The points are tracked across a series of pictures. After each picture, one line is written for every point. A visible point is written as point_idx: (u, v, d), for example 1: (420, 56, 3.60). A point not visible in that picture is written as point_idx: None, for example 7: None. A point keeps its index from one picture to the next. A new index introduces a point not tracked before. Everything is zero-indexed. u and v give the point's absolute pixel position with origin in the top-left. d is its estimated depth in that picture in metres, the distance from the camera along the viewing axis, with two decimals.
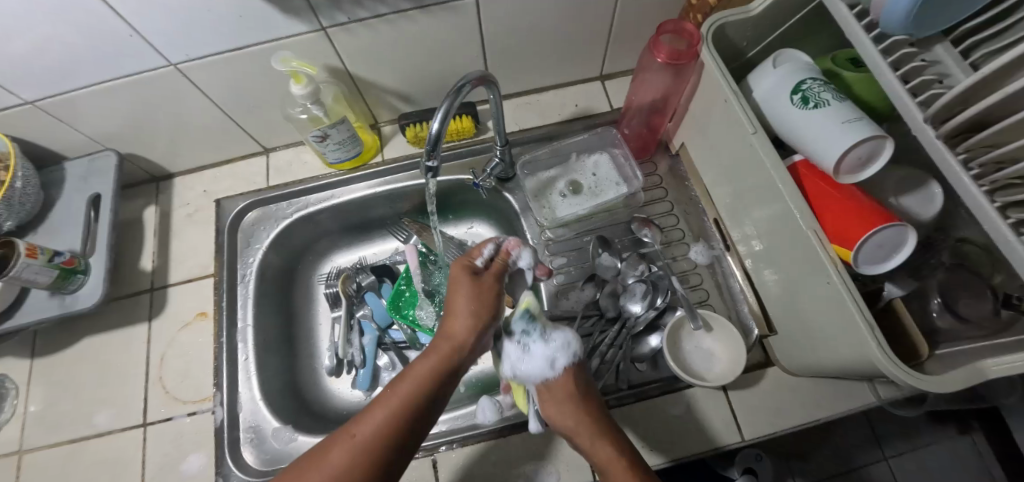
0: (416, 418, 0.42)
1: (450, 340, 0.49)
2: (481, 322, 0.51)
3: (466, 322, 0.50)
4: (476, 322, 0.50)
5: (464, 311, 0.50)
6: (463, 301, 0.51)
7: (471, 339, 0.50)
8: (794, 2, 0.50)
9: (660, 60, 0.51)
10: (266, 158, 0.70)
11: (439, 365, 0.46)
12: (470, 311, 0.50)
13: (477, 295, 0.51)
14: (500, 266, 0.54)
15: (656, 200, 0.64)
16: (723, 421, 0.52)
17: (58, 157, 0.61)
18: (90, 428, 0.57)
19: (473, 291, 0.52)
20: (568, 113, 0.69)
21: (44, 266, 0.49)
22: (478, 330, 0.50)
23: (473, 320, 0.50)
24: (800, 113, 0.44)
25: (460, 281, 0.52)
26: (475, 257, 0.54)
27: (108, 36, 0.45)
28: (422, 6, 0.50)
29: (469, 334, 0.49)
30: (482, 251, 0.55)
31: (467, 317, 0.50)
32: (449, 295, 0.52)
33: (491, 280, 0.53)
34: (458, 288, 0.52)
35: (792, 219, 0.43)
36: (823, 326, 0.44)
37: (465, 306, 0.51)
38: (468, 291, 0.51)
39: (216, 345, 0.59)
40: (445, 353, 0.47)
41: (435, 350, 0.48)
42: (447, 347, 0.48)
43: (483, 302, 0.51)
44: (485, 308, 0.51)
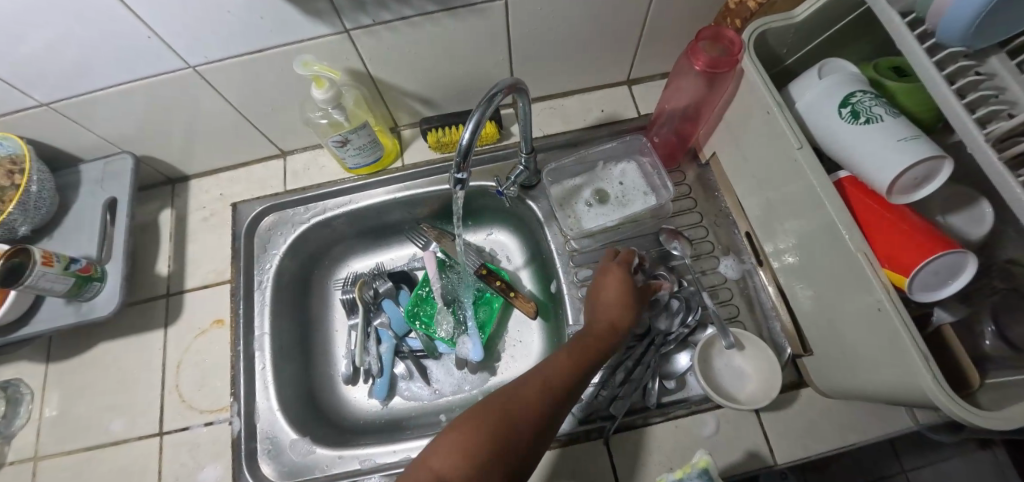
0: (572, 390, 0.40)
1: (609, 322, 0.47)
2: (632, 315, 0.48)
3: (620, 313, 0.47)
4: (630, 315, 0.47)
5: (616, 302, 0.48)
6: (618, 293, 0.49)
7: (622, 330, 0.46)
8: (840, 8, 0.48)
9: (699, 68, 0.49)
10: (283, 161, 0.68)
11: (594, 349, 0.43)
12: (623, 303, 0.48)
13: (630, 292, 0.49)
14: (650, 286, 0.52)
15: (684, 211, 0.62)
16: (754, 443, 0.50)
17: (73, 159, 0.59)
18: (106, 436, 0.56)
19: (626, 287, 0.49)
20: (593, 119, 0.67)
21: (60, 275, 0.47)
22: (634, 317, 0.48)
23: (626, 309, 0.47)
24: (849, 128, 0.42)
25: (616, 276, 0.51)
26: (628, 263, 0.53)
27: (126, 38, 0.43)
28: (449, 9, 0.48)
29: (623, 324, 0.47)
30: (630, 261, 0.54)
31: (622, 309, 0.48)
32: (602, 286, 0.51)
33: (645, 290, 0.52)
34: (613, 283, 0.50)
35: (840, 239, 0.41)
36: (866, 352, 0.42)
37: (617, 297, 0.49)
38: (622, 286, 0.49)
39: (232, 353, 0.58)
40: (601, 337, 0.45)
41: (592, 335, 0.45)
42: (600, 332, 0.45)
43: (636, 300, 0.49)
44: (637, 305, 0.49)
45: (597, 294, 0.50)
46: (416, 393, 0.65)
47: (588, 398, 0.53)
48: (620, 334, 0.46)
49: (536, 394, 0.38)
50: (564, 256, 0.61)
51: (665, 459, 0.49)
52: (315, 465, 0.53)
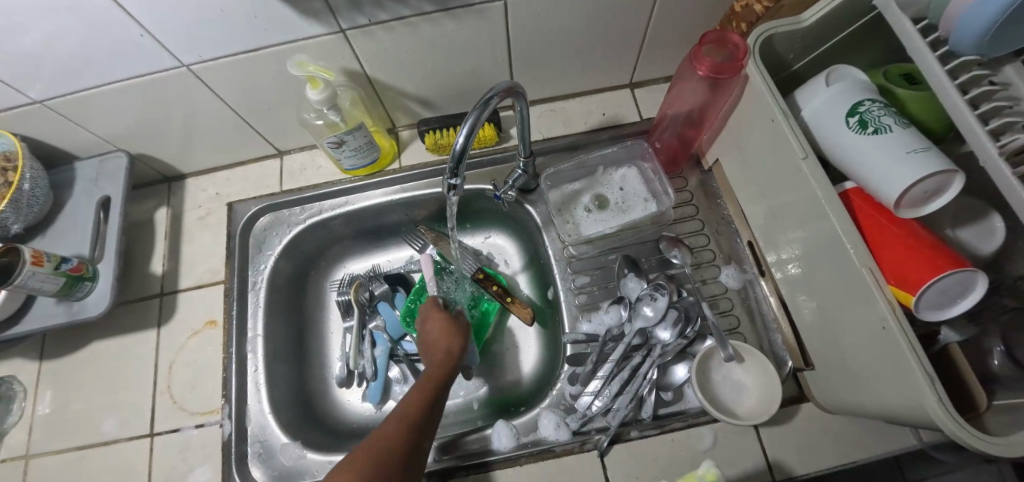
0: (419, 423, 0.41)
1: (443, 355, 0.50)
2: (458, 340, 0.53)
3: (447, 342, 0.52)
4: (450, 342, 0.52)
5: (444, 333, 0.53)
6: (439, 327, 0.54)
7: (457, 353, 0.51)
8: (850, 13, 0.46)
9: (701, 73, 0.47)
10: (279, 160, 0.68)
11: (436, 374, 0.47)
12: (444, 333, 0.53)
13: (450, 325, 0.55)
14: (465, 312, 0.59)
15: (686, 218, 0.60)
16: (753, 458, 0.49)
17: (68, 156, 0.59)
18: (97, 436, 0.56)
19: (451, 321, 0.55)
20: (595, 122, 0.65)
21: (50, 274, 0.47)
22: (459, 343, 0.52)
23: (450, 341, 0.52)
24: (857, 138, 0.41)
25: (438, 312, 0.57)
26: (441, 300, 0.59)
27: (116, 36, 0.42)
28: (447, 9, 0.47)
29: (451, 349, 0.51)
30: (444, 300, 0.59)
31: (440, 340, 0.52)
32: (424, 334, 0.55)
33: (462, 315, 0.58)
34: (438, 320, 0.55)
35: (845, 254, 0.39)
36: (868, 370, 0.40)
37: (440, 330, 0.54)
38: (443, 319, 0.55)
39: (224, 354, 0.57)
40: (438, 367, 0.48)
41: (431, 371, 0.48)
42: (437, 365, 0.49)
43: (446, 325, 0.54)
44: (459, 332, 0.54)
45: (426, 344, 0.54)
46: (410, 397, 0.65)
47: (582, 408, 0.52)
48: (456, 358, 0.50)
49: (388, 444, 0.38)
50: (562, 262, 0.59)
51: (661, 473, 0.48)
52: (305, 470, 0.53)
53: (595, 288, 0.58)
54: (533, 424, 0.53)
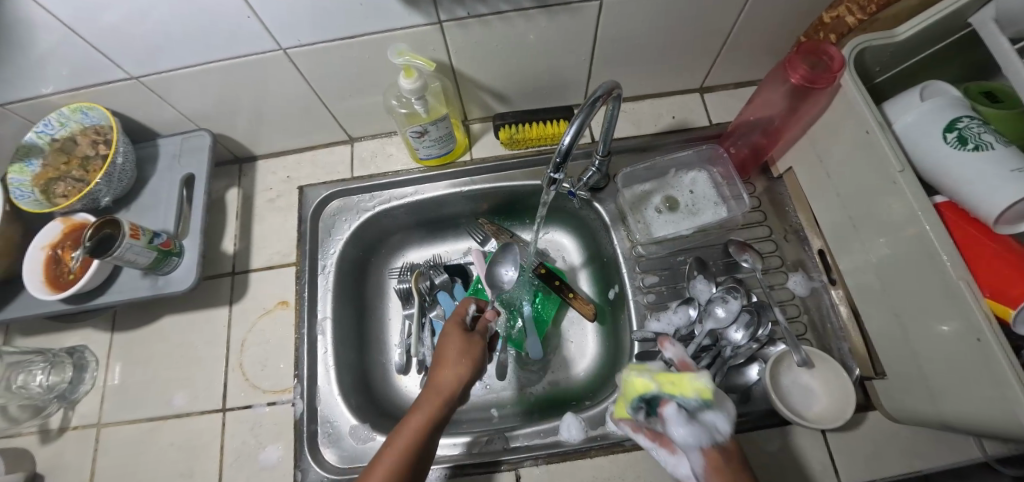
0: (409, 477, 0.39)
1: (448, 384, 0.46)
2: (466, 380, 0.48)
3: (453, 380, 0.47)
4: (455, 382, 0.47)
5: (452, 370, 0.48)
6: (449, 358, 0.49)
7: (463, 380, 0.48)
8: (941, 29, 0.47)
9: (794, 81, 0.48)
10: (350, 147, 0.69)
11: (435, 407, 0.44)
12: (454, 367, 0.48)
13: (466, 344, 0.51)
14: (484, 326, 0.54)
15: (753, 224, 0.62)
16: (821, 463, 0.50)
17: (151, 133, 0.60)
18: (168, 409, 0.57)
19: (467, 345, 0.51)
20: (664, 125, 0.66)
21: (145, 247, 0.48)
22: (469, 369, 0.49)
23: (463, 365, 0.48)
24: (954, 154, 0.41)
25: (454, 339, 0.51)
26: (463, 314, 0.55)
27: (227, 18, 0.43)
28: (544, 6, 0.48)
29: (455, 392, 0.46)
30: (466, 308, 0.56)
31: (448, 376, 0.47)
32: (438, 349, 0.51)
33: (477, 337, 0.52)
34: (452, 344, 0.50)
35: (939, 266, 0.39)
36: (951, 380, 0.41)
37: (450, 365, 0.48)
38: (456, 347, 0.50)
39: (297, 335, 0.59)
40: (429, 417, 0.43)
41: (432, 401, 0.44)
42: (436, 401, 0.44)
43: (455, 360, 0.49)
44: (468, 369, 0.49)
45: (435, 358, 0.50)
46: None
47: None
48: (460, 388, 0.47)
49: None
50: (630, 261, 0.60)
51: None
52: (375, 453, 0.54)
53: (663, 288, 0.59)
54: (601, 417, 0.54)
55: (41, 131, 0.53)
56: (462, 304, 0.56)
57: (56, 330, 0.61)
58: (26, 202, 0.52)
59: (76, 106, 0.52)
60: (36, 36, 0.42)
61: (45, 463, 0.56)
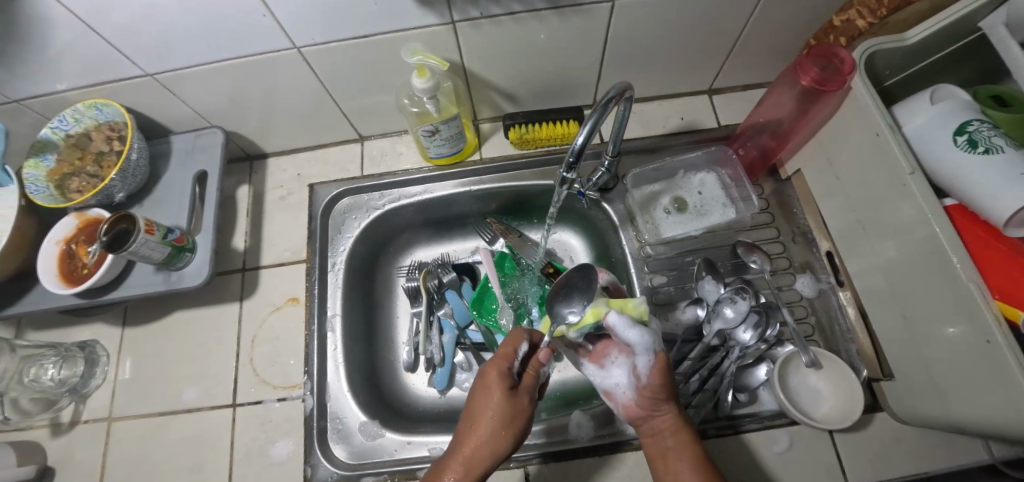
0: None
1: (482, 451, 0.45)
2: (503, 448, 0.45)
3: (490, 449, 0.45)
4: (491, 452, 0.45)
5: (491, 436, 0.45)
6: (488, 423, 0.45)
7: (500, 447, 0.45)
8: (951, 33, 0.47)
9: (804, 84, 0.48)
10: (360, 146, 0.69)
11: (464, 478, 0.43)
12: (492, 435, 0.45)
13: (508, 406, 0.46)
14: (531, 380, 0.49)
15: (762, 226, 0.62)
16: (828, 463, 0.50)
17: (164, 130, 0.61)
18: (179, 403, 0.57)
19: (508, 408, 0.46)
20: (673, 126, 0.67)
21: (159, 243, 0.48)
22: (508, 436, 0.45)
23: (501, 433, 0.45)
24: (965, 157, 0.42)
25: (495, 398, 0.47)
26: (510, 358, 0.49)
27: (243, 17, 0.44)
28: (557, 7, 0.48)
29: (489, 463, 0.44)
30: (515, 350, 0.50)
31: (484, 443, 0.45)
32: (476, 402, 0.47)
33: (523, 395, 0.48)
34: (494, 403, 0.46)
35: (949, 268, 0.39)
36: (960, 382, 0.41)
37: (490, 432, 0.45)
38: (499, 411, 0.46)
39: (307, 332, 0.59)
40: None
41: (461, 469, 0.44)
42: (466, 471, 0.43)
43: (495, 425, 0.45)
44: (509, 434, 0.46)
45: (469, 411, 0.47)
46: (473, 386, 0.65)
47: None
48: (495, 455, 0.45)
49: None
50: (639, 261, 0.61)
51: (737, 472, 0.50)
52: (385, 449, 0.54)
53: (672, 288, 0.60)
54: (609, 416, 0.54)
55: (56, 127, 0.53)
56: (511, 346, 0.50)
57: (68, 324, 0.62)
58: (40, 198, 0.52)
59: (91, 103, 0.52)
60: (55, 33, 0.43)
61: (56, 456, 0.56)
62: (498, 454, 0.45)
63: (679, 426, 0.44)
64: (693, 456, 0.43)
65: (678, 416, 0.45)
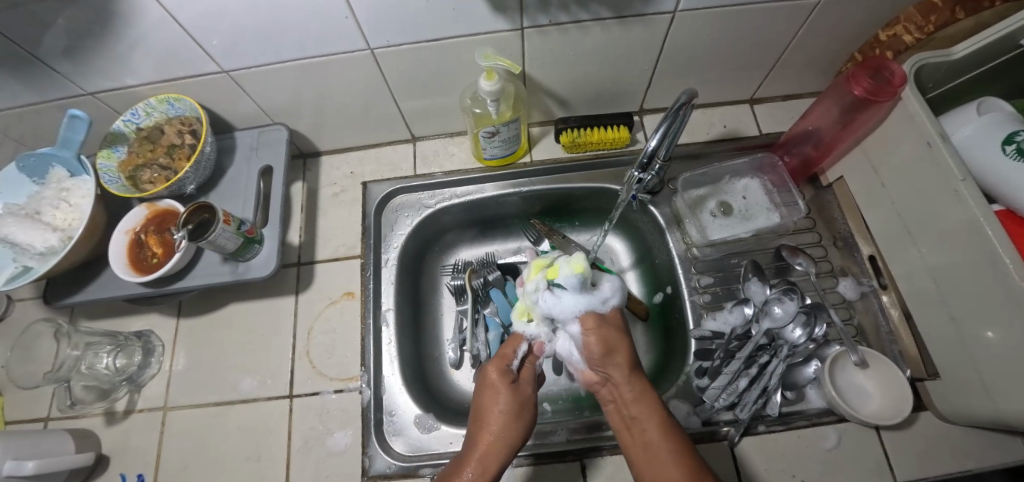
0: None
1: (495, 438, 0.46)
2: (516, 433, 0.47)
3: (504, 442, 0.46)
4: (506, 445, 0.46)
5: (500, 427, 0.47)
6: (501, 416, 0.48)
7: (513, 434, 0.47)
8: (993, 48, 0.50)
9: (856, 94, 0.50)
10: (412, 146, 0.71)
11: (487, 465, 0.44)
12: (505, 425, 0.47)
13: (512, 396, 0.50)
14: (528, 373, 0.55)
15: (803, 230, 0.65)
16: (875, 460, 0.52)
17: (228, 125, 0.63)
18: (235, 393, 0.58)
19: (512, 395, 0.50)
20: (716, 134, 0.70)
21: (234, 233, 0.50)
22: (519, 423, 0.48)
23: (515, 418, 0.48)
24: (1015, 165, 0.44)
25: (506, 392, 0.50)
26: (509, 358, 0.54)
27: (327, 16, 0.45)
28: (622, 17, 0.50)
29: (508, 446, 0.46)
30: (514, 351, 0.55)
31: (499, 435, 0.47)
32: (482, 397, 0.51)
33: (524, 386, 0.53)
34: (498, 392, 0.50)
35: (998, 268, 0.41)
36: (1005, 377, 0.43)
37: (504, 423, 0.47)
38: (509, 403, 0.49)
39: (363, 324, 0.60)
40: None
41: (481, 455, 0.45)
42: (486, 459, 0.44)
43: (507, 417, 0.48)
44: (519, 426, 0.49)
45: (477, 408, 0.50)
46: None
47: (708, 401, 0.55)
48: (512, 440, 0.47)
49: None
50: (687, 262, 0.63)
51: (785, 466, 0.52)
52: (440, 442, 0.55)
53: (718, 288, 0.62)
54: None
55: (128, 120, 0.55)
56: (510, 347, 0.55)
57: (123, 314, 0.63)
58: (115, 187, 0.54)
59: (164, 97, 0.54)
60: (143, 29, 0.45)
61: (110, 443, 0.56)
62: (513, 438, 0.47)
63: (648, 405, 0.47)
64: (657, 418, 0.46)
65: (634, 379, 0.49)
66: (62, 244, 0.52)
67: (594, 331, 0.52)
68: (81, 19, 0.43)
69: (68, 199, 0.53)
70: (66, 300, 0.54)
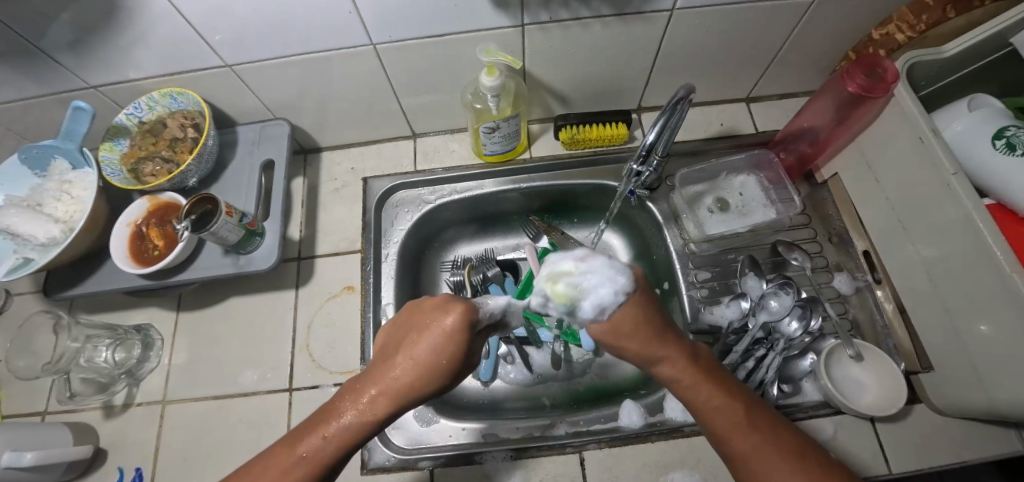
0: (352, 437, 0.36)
1: (415, 367, 0.36)
2: (439, 374, 0.36)
3: (423, 376, 0.36)
4: (423, 380, 0.36)
5: (426, 376, 0.36)
6: (436, 352, 0.36)
7: (433, 373, 0.36)
8: (984, 47, 0.51)
9: (850, 90, 0.51)
10: (412, 142, 0.72)
11: (397, 388, 0.36)
12: (437, 359, 0.36)
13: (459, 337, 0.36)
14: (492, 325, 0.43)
15: (800, 226, 0.66)
16: (871, 452, 0.52)
17: (231, 120, 0.64)
18: (234, 387, 0.58)
19: (456, 338, 0.36)
20: (713, 131, 0.71)
21: (236, 225, 0.51)
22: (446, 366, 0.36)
23: (450, 357, 0.36)
24: (1004, 159, 0.45)
25: (447, 334, 0.36)
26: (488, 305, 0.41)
27: (331, 10, 0.46)
28: (621, 14, 0.51)
29: (422, 379, 0.36)
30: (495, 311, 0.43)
31: (424, 369, 0.36)
32: (429, 314, 0.38)
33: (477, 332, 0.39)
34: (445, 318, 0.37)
35: (991, 260, 0.42)
36: (998, 368, 0.43)
37: (430, 358, 0.36)
38: (449, 344, 0.36)
39: (363, 317, 0.61)
40: (377, 407, 0.36)
41: (396, 374, 0.36)
42: (400, 381, 0.36)
43: (447, 374, 0.37)
44: (451, 368, 0.37)
45: (417, 322, 0.38)
46: (518, 378, 0.66)
47: None
48: (423, 377, 0.36)
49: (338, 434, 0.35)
50: (684, 257, 0.64)
51: None
52: (439, 434, 0.55)
53: (715, 283, 0.63)
54: (659, 405, 0.56)
55: (130, 114, 0.55)
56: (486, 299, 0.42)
57: (125, 308, 0.63)
58: (117, 179, 0.55)
59: (167, 91, 0.55)
60: (147, 22, 0.45)
61: (108, 437, 0.56)
62: (431, 378, 0.36)
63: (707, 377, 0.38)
64: (716, 395, 0.37)
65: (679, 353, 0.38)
66: (63, 235, 0.52)
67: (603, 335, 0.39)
68: (86, 12, 0.43)
69: (70, 191, 0.54)
70: (66, 292, 0.55)
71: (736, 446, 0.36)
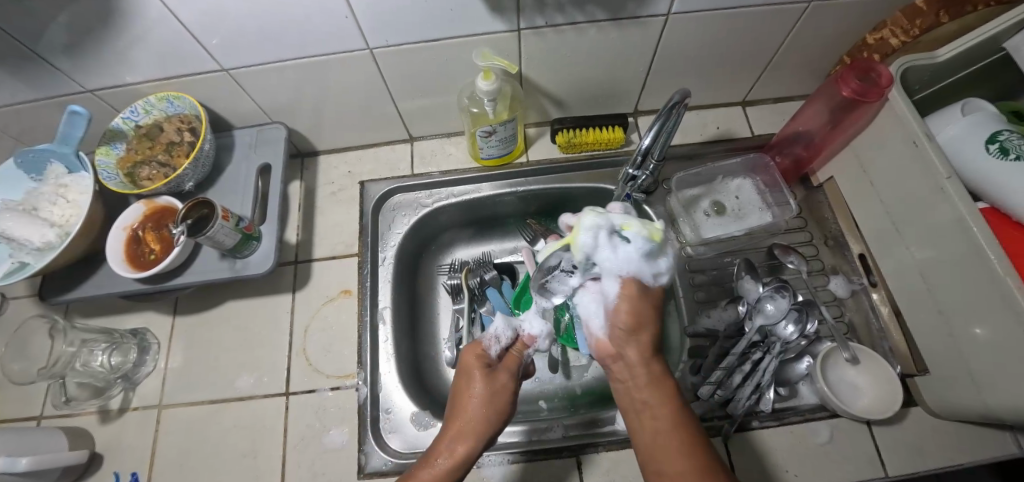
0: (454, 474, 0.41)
1: (473, 414, 0.44)
2: (495, 411, 0.45)
3: (485, 415, 0.44)
4: (486, 422, 0.44)
5: (480, 414, 0.44)
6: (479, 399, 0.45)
7: (488, 412, 0.44)
8: (977, 52, 0.51)
9: (845, 95, 0.52)
10: (410, 146, 0.72)
11: (471, 433, 0.43)
12: (485, 401, 0.45)
13: (490, 380, 0.46)
14: (513, 357, 0.50)
15: (796, 229, 0.66)
16: (867, 455, 0.52)
17: (227, 124, 0.64)
18: (231, 391, 0.58)
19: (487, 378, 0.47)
20: (710, 135, 0.71)
21: (233, 229, 0.51)
22: (493, 404, 0.45)
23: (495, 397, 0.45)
24: (997, 163, 0.46)
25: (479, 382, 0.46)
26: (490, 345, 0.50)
27: (328, 15, 0.46)
28: (616, 19, 0.51)
29: (485, 420, 0.44)
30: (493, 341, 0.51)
31: (478, 413, 0.44)
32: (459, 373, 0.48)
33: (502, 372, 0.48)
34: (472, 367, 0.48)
35: (985, 263, 0.42)
36: (992, 371, 0.43)
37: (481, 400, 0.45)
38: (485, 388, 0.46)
39: (360, 321, 0.61)
40: (463, 452, 0.42)
41: (461, 421, 0.44)
42: (467, 425, 0.43)
43: (500, 410, 0.45)
44: (499, 406, 0.45)
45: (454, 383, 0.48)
46: None
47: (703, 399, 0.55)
48: (485, 418, 0.44)
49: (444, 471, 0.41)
50: (680, 260, 0.64)
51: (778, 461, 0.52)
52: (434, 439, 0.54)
53: (712, 286, 0.63)
54: None
55: (127, 117, 0.55)
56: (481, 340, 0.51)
57: (121, 312, 0.63)
58: (113, 183, 0.55)
59: (163, 95, 0.55)
60: (144, 27, 0.45)
61: (104, 442, 0.56)
62: (488, 416, 0.44)
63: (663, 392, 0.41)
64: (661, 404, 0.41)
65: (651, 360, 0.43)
66: (59, 240, 0.52)
67: (628, 299, 0.45)
68: (82, 16, 0.43)
69: (66, 195, 0.53)
70: (62, 297, 0.54)
71: (659, 464, 0.38)
